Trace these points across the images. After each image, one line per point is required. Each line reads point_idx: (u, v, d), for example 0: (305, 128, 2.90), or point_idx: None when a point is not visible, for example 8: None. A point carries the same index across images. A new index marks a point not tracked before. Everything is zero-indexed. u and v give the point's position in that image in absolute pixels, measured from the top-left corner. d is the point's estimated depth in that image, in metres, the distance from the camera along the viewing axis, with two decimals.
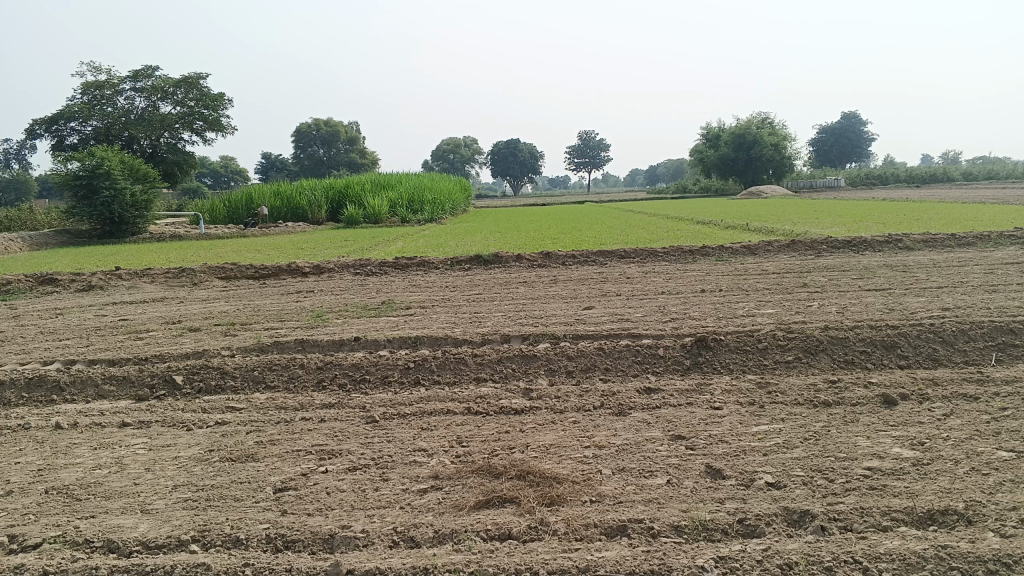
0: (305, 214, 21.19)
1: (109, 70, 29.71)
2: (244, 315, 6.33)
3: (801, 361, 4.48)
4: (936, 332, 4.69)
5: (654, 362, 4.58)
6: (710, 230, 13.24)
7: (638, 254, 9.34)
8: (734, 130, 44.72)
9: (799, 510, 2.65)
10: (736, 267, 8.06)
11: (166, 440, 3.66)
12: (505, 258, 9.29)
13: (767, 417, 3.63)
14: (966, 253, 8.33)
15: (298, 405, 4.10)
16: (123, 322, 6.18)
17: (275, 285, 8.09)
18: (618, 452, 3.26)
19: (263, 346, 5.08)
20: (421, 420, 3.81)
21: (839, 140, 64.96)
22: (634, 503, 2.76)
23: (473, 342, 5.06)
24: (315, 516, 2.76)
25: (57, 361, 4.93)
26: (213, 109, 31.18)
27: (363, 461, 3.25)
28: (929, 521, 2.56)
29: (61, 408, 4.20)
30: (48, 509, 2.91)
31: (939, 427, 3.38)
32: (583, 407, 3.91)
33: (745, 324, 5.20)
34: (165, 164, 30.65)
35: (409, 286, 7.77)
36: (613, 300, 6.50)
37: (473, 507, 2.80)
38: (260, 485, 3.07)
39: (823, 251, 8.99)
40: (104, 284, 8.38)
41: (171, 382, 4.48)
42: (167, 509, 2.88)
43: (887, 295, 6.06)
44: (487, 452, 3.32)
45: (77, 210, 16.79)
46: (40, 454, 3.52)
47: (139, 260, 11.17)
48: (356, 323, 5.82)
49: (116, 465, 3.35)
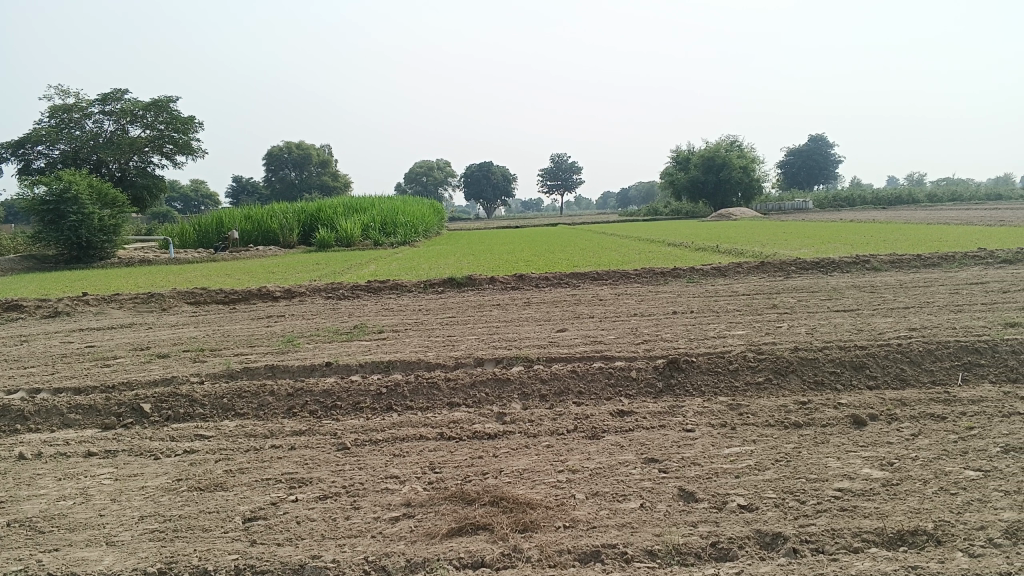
0: (276, 238, 21.06)
1: (77, 94, 29.41)
2: (214, 340, 6.27)
3: (772, 383, 4.52)
4: (903, 353, 4.75)
5: (626, 385, 4.59)
6: (682, 252, 13.36)
7: (611, 276, 9.39)
8: (703, 153, 45.28)
9: (771, 532, 2.66)
10: (706, 289, 8.13)
11: (133, 469, 3.59)
12: (479, 281, 9.30)
13: (738, 439, 3.65)
14: (932, 273, 8.47)
15: (268, 433, 4.05)
16: (91, 349, 6.08)
17: (246, 310, 8.01)
18: (591, 476, 3.26)
19: (232, 372, 5.02)
20: (392, 446, 3.78)
21: (807, 163, 65.98)
22: (608, 528, 2.75)
23: (446, 366, 5.04)
24: (285, 546, 2.72)
25: (22, 389, 4.83)
26: (183, 133, 31.01)
27: (334, 490, 3.21)
28: (899, 542, 2.58)
29: (25, 438, 4.11)
30: (10, 542, 2.84)
31: (908, 447, 3.41)
32: (556, 431, 3.90)
33: (716, 345, 5.24)
34: (134, 188, 30.35)
35: (382, 309, 7.74)
36: (586, 322, 6.53)
37: (445, 535, 2.77)
38: (229, 515, 3.02)
39: (792, 272, 9.10)
40: (71, 310, 8.25)
41: (139, 410, 4.41)
42: (133, 541, 2.82)
43: (856, 316, 6.14)
44: (460, 478, 3.30)
45: (43, 235, 16.53)
46: (2, 486, 3.44)
47: (106, 286, 11.00)
48: (328, 347, 5.79)
49: (81, 496, 3.28)
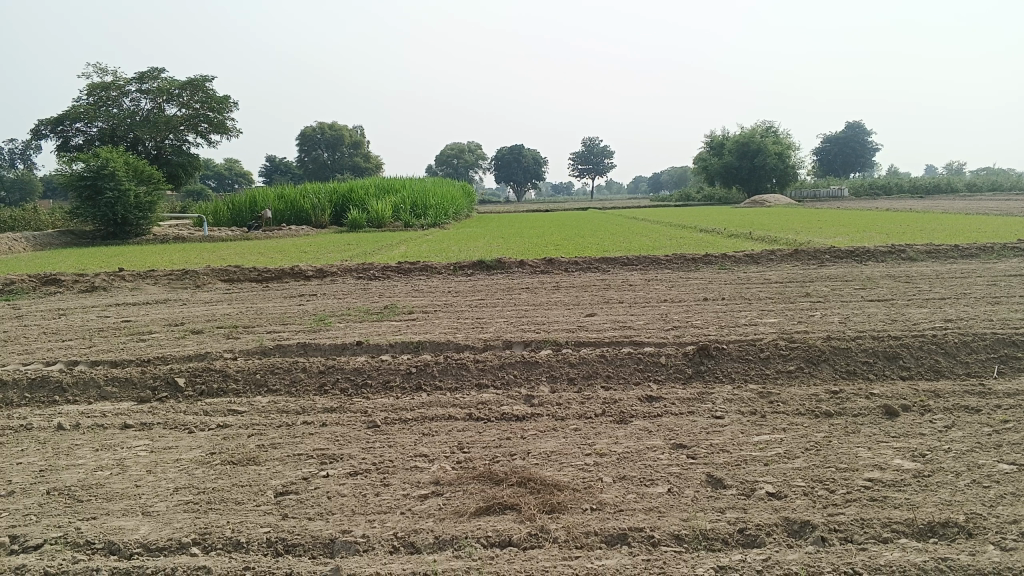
0: (309, 217, 21.26)
1: (115, 73, 29.88)
2: (246, 318, 6.35)
3: (803, 371, 4.48)
4: (938, 344, 4.69)
5: (656, 370, 4.58)
6: (714, 238, 13.22)
7: (642, 261, 9.34)
8: (738, 138, 44.81)
9: (799, 520, 2.65)
10: (738, 276, 8.07)
11: (167, 442, 3.67)
12: (508, 264, 9.31)
13: (768, 427, 3.63)
14: (969, 264, 8.31)
15: (299, 409, 4.10)
16: (127, 324, 6.19)
17: (278, 288, 8.10)
18: (619, 460, 3.26)
19: (265, 349, 5.09)
20: (422, 425, 3.82)
21: (844, 150, 65.06)
22: (635, 512, 2.76)
23: (475, 347, 5.07)
24: (315, 520, 2.77)
25: (60, 361, 4.94)
26: (217, 111, 31.30)
27: (364, 466, 3.25)
28: (929, 533, 2.56)
29: (63, 409, 4.20)
30: (49, 509, 2.91)
31: (940, 439, 3.37)
32: (584, 414, 3.91)
33: (747, 333, 5.19)
34: (169, 166, 30.69)
35: (412, 290, 7.79)
36: (614, 307, 6.51)
37: (473, 514, 2.80)
38: (262, 489, 3.07)
39: (825, 261, 9.00)
40: (107, 285, 8.41)
41: (174, 384, 4.49)
42: (168, 511, 2.89)
43: (890, 306, 6.06)
44: (487, 458, 3.33)
45: (81, 211, 16.82)
46: (42, 455, 3.53)
47: (141, 262, 11.12)
48: (359, 327, 5.83)
49: (117, 467, 3.35)
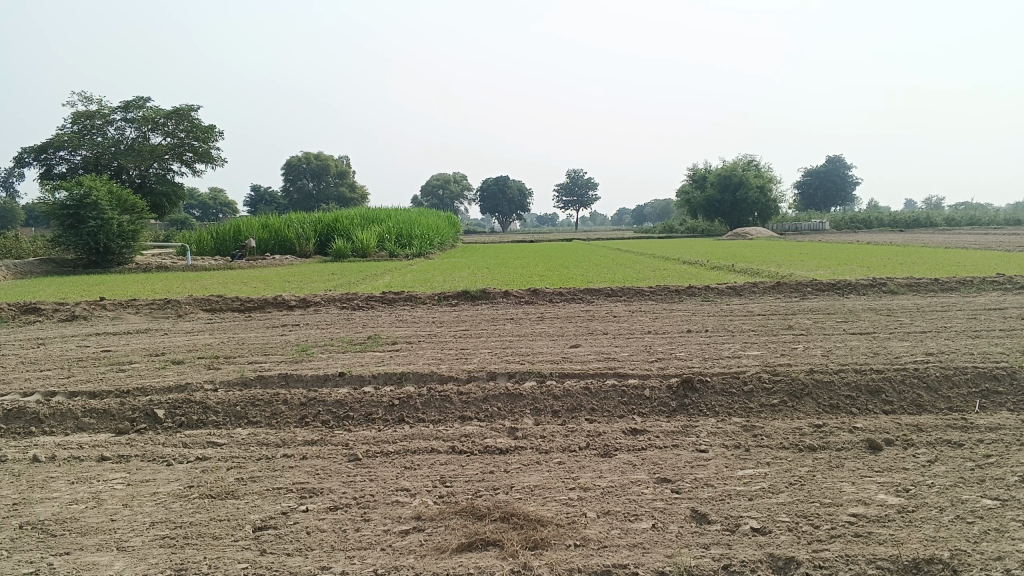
0: (293, 247, 21.20)
1: (101, 101, 29.84)
2: (227, 348, 6.29)
3: (787, 405, 4.48)
4: (920, 377, 4.71)
5: (640, 404, 4.56)
6: (697, 270, 13.28)
7: (626, 292, 9.37)
8: (720, 171, 45.29)
9: (784, 556, 2.63)
10: (721, 308, 8.12)
11: (145, 475, 3.61)
12: (492, 294, 9.31)
13: (752, 461, 3.62)
14: (949, 298, 8.40)
15: (279, 441, 4.05)
16: (106, 354, 6.11)
17: (261, 318, 8.04)
18: (603, 494, 3.24)
19: (246, 380, 5.04)
20: (404, 458, 3.78)
21: (824, 184, 65.89)
22: (619, 548, 2.73)
23: (458, 378, 5.04)
24: (295, 556, 2.72)
25: (38, 391, 4.87)
26: (203, 141, 31.28)
27: (345, 501, 3.21)
28: (914, 570, 2.55)
29: (39, 440, 4.13)
30: (21, 544, 2.85)
31: (923, 474, 3.38)
32: (569, 448, 3.88)
33: (731, 366, 5.20)
34: (153, 195, 30.60)
35: (395, 320, 7.76)
36: (599, 339, 6.50)
37: (455, 550, 2.77)
38: (240, 523, 3.02)
39: (808, 293, 9.06)
40: (88, 314, 8.32)
41: (153, 416, 4.43)
42: (143, 547, 2.83)
43: (872, 339, 6.10)
44: (470, 493, 3.29)
45: (62, 239, 16.69)
46: (16, 487, 3.46)
47: (123, 291, 11.03)
48: (341, 358, 5.79)
49: (93, 500, 3.29)
